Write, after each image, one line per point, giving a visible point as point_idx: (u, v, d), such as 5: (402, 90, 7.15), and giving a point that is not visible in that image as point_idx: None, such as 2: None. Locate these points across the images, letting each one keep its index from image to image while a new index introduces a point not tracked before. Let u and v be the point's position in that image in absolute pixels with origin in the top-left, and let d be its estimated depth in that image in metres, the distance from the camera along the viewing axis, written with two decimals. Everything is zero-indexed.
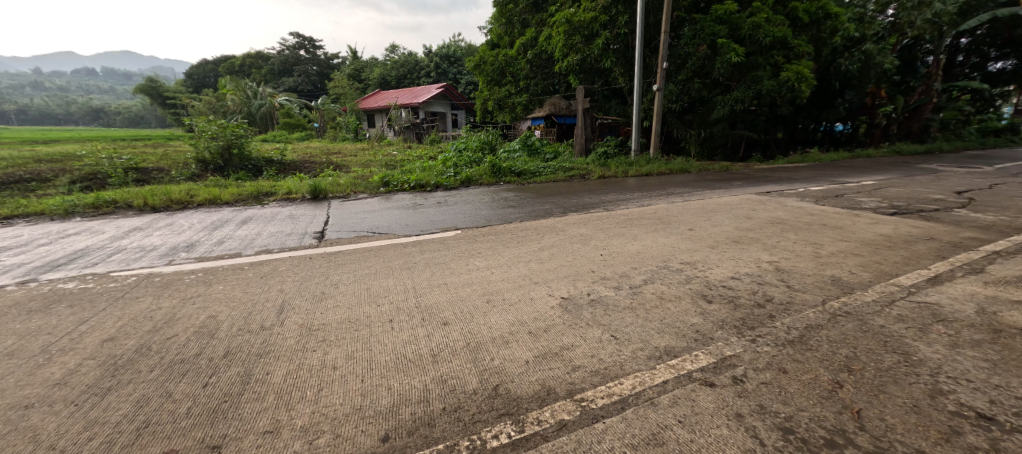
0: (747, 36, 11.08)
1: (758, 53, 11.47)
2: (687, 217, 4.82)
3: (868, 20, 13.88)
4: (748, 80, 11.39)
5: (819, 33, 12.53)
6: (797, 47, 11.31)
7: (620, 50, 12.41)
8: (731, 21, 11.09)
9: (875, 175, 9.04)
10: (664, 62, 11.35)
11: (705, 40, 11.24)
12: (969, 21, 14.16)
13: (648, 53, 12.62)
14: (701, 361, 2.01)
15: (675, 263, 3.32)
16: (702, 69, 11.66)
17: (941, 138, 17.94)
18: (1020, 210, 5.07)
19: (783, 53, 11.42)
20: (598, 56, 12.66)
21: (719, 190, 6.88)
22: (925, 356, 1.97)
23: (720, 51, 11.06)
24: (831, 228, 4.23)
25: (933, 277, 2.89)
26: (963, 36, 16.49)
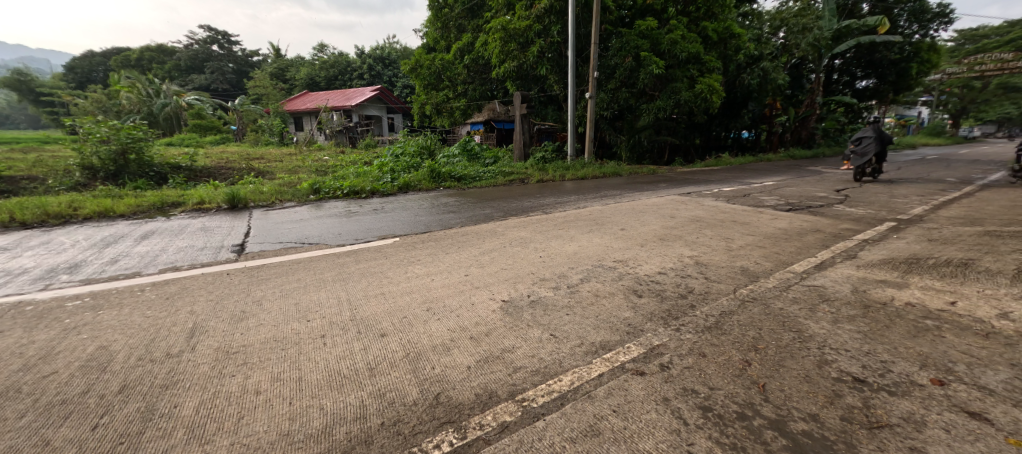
0: (666, 50, 12.08)
1: (676, 66, 12.45)
2: (620, 218, 5.12)
3: (764, 40, 15.77)
4: (669, 91, 12.34)
5: (726, 51, 14.01)
6: (708, 62, 12.48)
7: (554, 58, 12.90)
8: (652, 36, 12.08)
9: (776, 176, 10.29)
10: (594, 71, 11.98)
11: (630, 53, 12.10)
12: (840, 45, 16.62)
13: (579, 62, 13.29)
14: (633, 353, 2.14)
15: (609, 261, 3.51)
16: (629, 79, 12.47)
17: (823, 144, 21.02)
18: (881, 204, 6.09)
19: (698, 67, 12.57)
20: (533, 64, 13.00)
21: (647, 192, 7.38)
22: (814, 332, 2.28)
23: (643, 63, 11.92)
24: (740, 224, 4.74)
25: (819, 264, 3.37)
26: (837, 58, 19.42)
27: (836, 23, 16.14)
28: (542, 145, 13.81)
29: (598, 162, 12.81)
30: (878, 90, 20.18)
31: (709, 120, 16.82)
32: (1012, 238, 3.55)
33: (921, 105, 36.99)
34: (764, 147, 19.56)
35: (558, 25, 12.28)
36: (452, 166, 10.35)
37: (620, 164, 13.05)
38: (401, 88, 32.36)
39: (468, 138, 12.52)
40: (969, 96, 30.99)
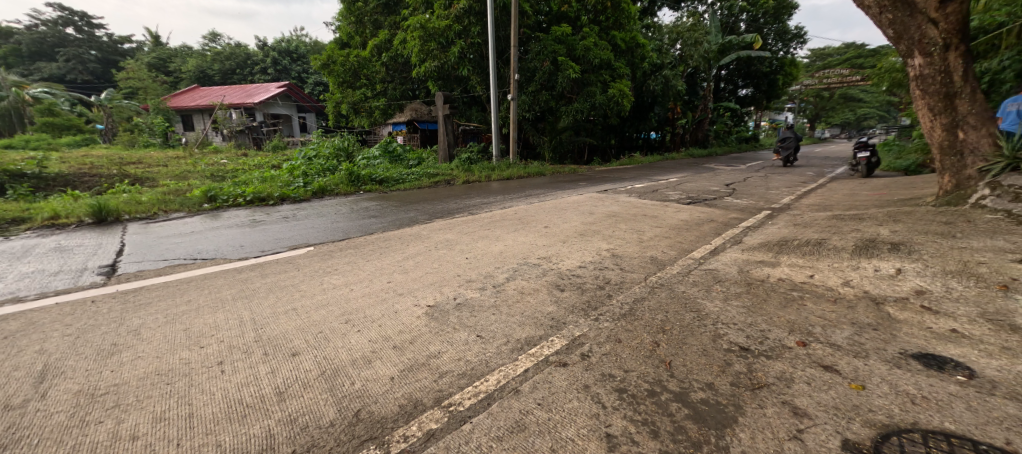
0: (581, 56, 12.79)
1: (591, 71, 13.21)
2: (543, 216, 5.30)
3: (664, 51, 17.46)
4: (585, 95, 13.06)
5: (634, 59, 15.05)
6: (618, 69, 13.49)
7: (476, 60, 12.94)
8: (568, 42, 12.71)
9: (679, 173, 11.47)
10: (515, 74, 12.27)
11: (548, 57, 12.60)
12: (725, 58, 19.00)
13: (501, 64, 13.53)
14: (556, 346, 2.23)
15: (534, 258, 3.61)
16: (548, 82, 12.98)
17: (715, 144, 23.96)
18: (760, 195, 7.12)
19: (610, 72, 13.51)
20: (455, 64, 12.87)
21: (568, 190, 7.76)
22: (709, 310, 2.58)
23: (561, 67, 12.51)
24: (649, 217, 5.20)
25: (714, 249, 3.82)
26: (723, 69, 22.17)
27: (720, 39, 18.43)
28: (467, 146, 13.77)
29: (523, 162, 13.13)
30: (754, 98, 23.58)
31: (622, 123, 18.10)
32: (850, 220, 4.38)
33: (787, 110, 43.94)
34: (668, 147, 21.71)
35: (478, 26, 12.31)
36: (372, 168, 9.85)
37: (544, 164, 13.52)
38: (312, 85, 30.02)
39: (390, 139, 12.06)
40: (820, 104, 37.53)
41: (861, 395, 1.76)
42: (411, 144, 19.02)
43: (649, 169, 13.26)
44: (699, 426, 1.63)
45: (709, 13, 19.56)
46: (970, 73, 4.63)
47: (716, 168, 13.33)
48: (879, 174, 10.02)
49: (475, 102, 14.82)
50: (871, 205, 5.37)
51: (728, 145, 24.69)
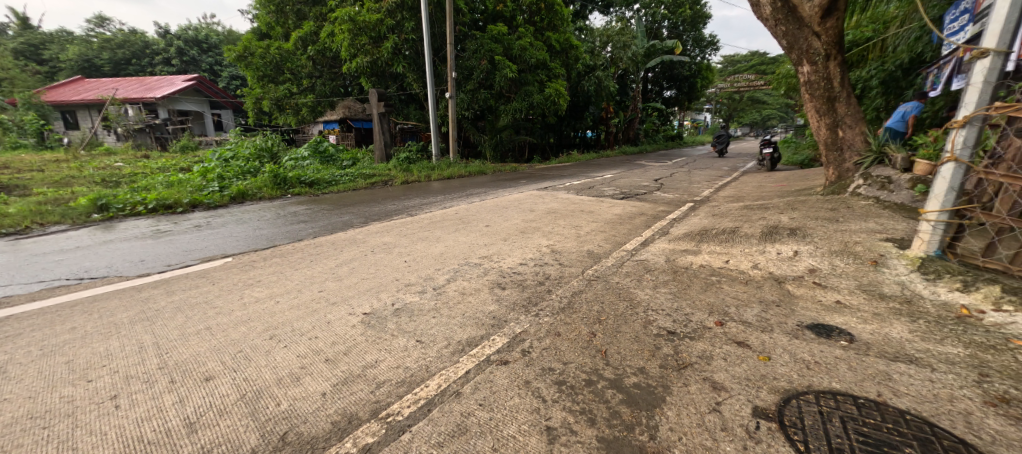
0: (518, 55, 12.93)
1: (528, 70, 13.41)
2: (485, 215, 5.30)
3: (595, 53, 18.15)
4: (523, 94, 13.25)
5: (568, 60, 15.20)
6: (554, 69, 13.82)
7: (411, 56, 12.56)
8: (504, 41, 12.80)
9: (613, 169, 12.09)
10: (452, 72, 12.13)
11: (485, 56, 12.60)
12: (650, 61, 20.31)
13: (438, 61, 13.28)
14: (497, 344, 2.23)
15: (475, 258, 3.60)
16: (486, 81, 13.00)
17: (645, 142, 25.61)
18: (684, 189, 7.73)
19: (546, 72, 13.79)
20: (388, 60, 12.37)
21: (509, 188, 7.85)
22: (641, 298, 2.75)
23: (498, 66, 12.59)
24: (586, 212, 5.42)
25: (644, 241, 4.07)
26: (649, 72, 23.69)
27: (646, 43, 19.61)
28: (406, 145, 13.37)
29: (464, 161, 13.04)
30: (676, 99, 25.54)
31: (559, 121, 18.59)
32: (758, 209, 4.90)
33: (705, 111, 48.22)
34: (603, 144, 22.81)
35: (412, 21, 11.93)
36: (300, 170, 9.19)
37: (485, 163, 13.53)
38: (228, 79, 27.24)
39: (320, 139, 11.34)
40: (733, 105, 41.61)
41: (767, 365, 1.98)
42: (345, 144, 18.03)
43: (586, 166, 13.83)
44: (632, 409, 1.73)
45: (635, 18, 20.75)
46: (844, 80, 5.39)
47: (647, 164, 14.24)
48: (780, 168, 11.37)
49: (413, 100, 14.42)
50: (774, 195, 6.07)
51: (656, 143, 26.52)
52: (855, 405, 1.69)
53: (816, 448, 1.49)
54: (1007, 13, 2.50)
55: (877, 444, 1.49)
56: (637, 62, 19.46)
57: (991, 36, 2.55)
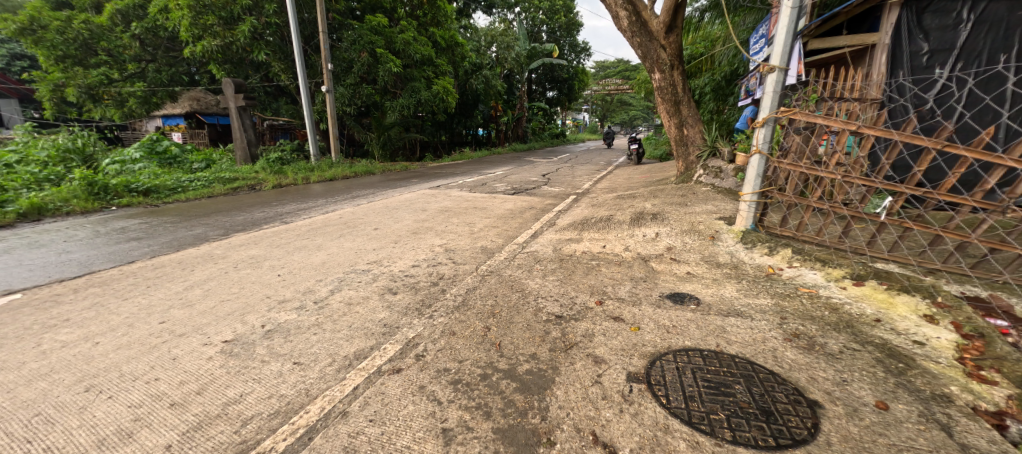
0: (401, 49, 12.40)
1: (413, 66, 12.98)
2: (373, 218, 4.99)
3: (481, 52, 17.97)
4: (409, 90, 12.82)
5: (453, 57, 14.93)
6: (440, 66, 13.54)
7: (276, 43, 11.16)
8: (385, 34, 12.12)
9: (506, 166, 12.52)
10: (328, 64, 11.13)
11: (365, 48, 11.83)
12: (533, 63, 21.49)
13: (310, 51, 12.01)
14: (388, 353, 2.11)
15: (362, 264, 3.36)
16: (368, 74, 12.27)
17: (533, 139, 27.10)
18: (569, 182, 8.39)
19: (433, 68, 13.47)
20: (247, 45, 10.75)
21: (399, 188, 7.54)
22: (532, 287, 2.89)
23: (380, 60, 11.93)
24: (479, 209, 5.50)
25: (533, 233, 4.29)
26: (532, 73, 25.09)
27: (527, 46, 20.66)
28: (278, 144, 11.84)
29: (348, 161, 12.11)
30: (557, 100, 27.57)
31: (450, 119, 18.43)
32: (628, 198, 5.57)
33: (583, 112, 53.04)
34: (494, 142, 23.49)
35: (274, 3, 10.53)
36: (129, 176, 7.43)
37: (373, 162, 12.78)
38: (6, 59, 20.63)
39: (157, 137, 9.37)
40: (606, 106, 46.58)
41: (637, 334, 2.26)
42: (196, 143, 15.16)
43: (481, 163, 14.05)
44: (526, 396, 1.80)
45: (516, 21, 21.68)
46: (685, 87, 6.41)
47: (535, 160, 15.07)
48: (644, 161, 13.14)
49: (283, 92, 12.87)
50: (640, 186, 6.96)
51: (543, 140, 28.30)
52: (702, 356, 2.04)
53: (676, 399, 1.76)
54: (785, 39, 3.25)
55: (717, 387, 1.83)
56: (521, 63, 20.38)
57: (776, 56, 3.28)
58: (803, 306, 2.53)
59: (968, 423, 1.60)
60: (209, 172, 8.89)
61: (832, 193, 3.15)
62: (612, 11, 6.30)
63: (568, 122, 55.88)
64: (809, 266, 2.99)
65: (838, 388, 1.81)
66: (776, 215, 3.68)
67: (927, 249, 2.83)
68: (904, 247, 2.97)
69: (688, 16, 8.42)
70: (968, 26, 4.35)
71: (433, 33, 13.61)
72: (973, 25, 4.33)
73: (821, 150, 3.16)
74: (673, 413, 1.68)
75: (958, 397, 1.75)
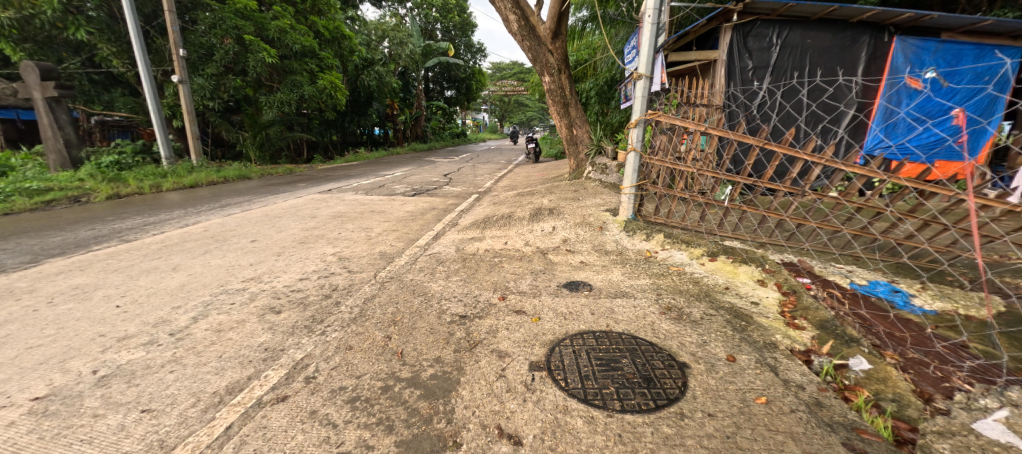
0: (276, 38, 11.02)
1: (292, 57, 11.73)
2: (249, 228, 4.38)
3: (373, 46, 16.93)
4: (289, 84, 11.61)
5: (340, 50, 13.80)
6: (325, 59, 12.45)
7: (104, 20, 9.26)
8: (254, 19, 10.55)
9: (406, 167, 12.08)
10: (181, 50, 9.44)
11: (229, 33, 10.27)
12: (428, 61, 21.05)
13: (154, 33, 10.02)
14: (272, 380, 1.87)
15: (236, 283, 2.92)
16: (235, 64, 10.78)
17: (433, 139, 26.61)
18: (470, 182, 8.44)
19: (316, 61, 12.31)
20: (57, 20, 8.51)
21: (282, 194, 6.74)
22: (435, 290, 2.83)
23: (250, 48, 10.47)
24: (376, 212, 5.21)
25: (436, 235, 4.20)
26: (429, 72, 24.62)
27: (421, 43, 20.18)
28: (114, 145, 9.63)
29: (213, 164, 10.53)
30: (455, 99, 27.52)
31: (341, 117, 17.00)
32: (527, 195, 5.82)
33: (483, 112, 53.71)
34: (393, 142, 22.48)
35: None
36: None
37: (249, 165, 11.22)
38: None
39: None
40: (504, 107, 47.92)
41: (537, 324, 2.38)
42: None
43: (379, 164, 13.32)
44: (430, 401, 1.76)
45: (408, 17, 21.00)
46: (572, 90, 6.93)
47: (436, 160, 14.97)
48: (542, 160, 13.89)
49: (118, 81, 10.47)
50: (538, 183, 7.33)
51: (444, 140, 27.99)
52: (594, 337, 2.23)
53: (573, 380, 1.89)
54: (647, 50, 3.72)
55: (608, 363, 2.01)
56: (416, 61, 19.80)
57: (642, 65, 3.74)
58: (673, 282, 2.94)
59: (788, 362, 2.03)
60: (7, 181, 6.85)
61: (690, 184, 3.71)
62: (502, 14, 6.48)
63: (469, 122, 56.03)
64: (677, 248, 3.48)
65: (700, 348, 2.15)
66: (651, 204, 4.21)
67: (756, 226, 3.52)
68: (742, 226, 3.65)
69: (572, 25, 9.11)
70: (777, 48, 5.53)
71: (315, 22, 12.17)
72: (780, 48, 5.53)
73: (681, 147, 3.67)
74: (571, 393, 1.80)
75: (781, 343, 2.20)
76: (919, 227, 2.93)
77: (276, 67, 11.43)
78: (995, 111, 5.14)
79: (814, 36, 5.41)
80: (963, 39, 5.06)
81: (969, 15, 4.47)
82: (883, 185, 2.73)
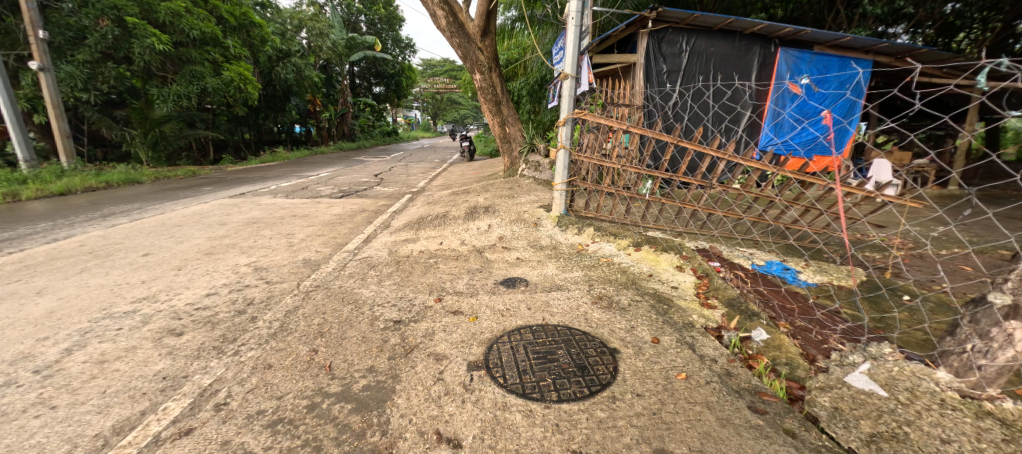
0: (167, 23, 9.60)
1: (190, 44, 10.33)
2: (141, 241, 3.80)
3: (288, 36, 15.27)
4: (185, 74, 10.24)
5: (250, 39, 12.48)
6: (232, 48, 11.16)
7: None
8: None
9: (333, 167, 11.34)
10: (41, 31, 7.92)
11: (106, 14, 8.80)
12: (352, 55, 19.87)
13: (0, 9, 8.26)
14: (172, 412, 1.64)
15: (123, 305, 2.52)
16: (116, 50, 9.27)
17: (363, 137, 25.27)
18: (403, 182, 8.16)
19: (220, 51, 11.02)
20: None
21: (183, 200, 5.95)
22: (366, 297, 2.69)
23: (135, 32, 9.06)
24: (299, 217, 4.82)
25: (366, 238, 4.00)
26: (354, 66, 23.31)
27: (344, 35, 19.02)
28: None
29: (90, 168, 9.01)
30: (385, 96, 26.37)
31: (255, 113, 15.44)
32: (463, 194, 5.76)
33: (415, 109, 52.06)
34: (317, 141, 20.97)
35: None
36: None
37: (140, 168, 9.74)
38: None
39: None
40: (438, 105, 46.91)
41: (474, 323, 2.37)
42: None
43: (300, 165, 12.30)
44: (362, 415, 1.66)
45: (328, 6, 19.67)
46: (503, 88, 6.99)
47: (366, 160, 14.00)
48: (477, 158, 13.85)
49: None
50: (473, 181, 7.30)
51: (374, 139, 26.69)
52: (531, 332, 2.28)
53: (512, 376, 1.91)
54: (572, 51, 3.85)
55: (545, 356, 2.06)
56: (338, 54, 18.61)
57: (568, 65, 3.88)
58: (603, 272, 3.10)
59: (703, 339, 2.25)
60: None
61: (616, 179, 3.94)
62: (429, 9, 6.33)
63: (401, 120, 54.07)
64: (607, 240, 3.68)
65: (628, 333, 2.29)
66: (581, 200, 4.40)
67: (674, 217, 3.85)
68: (662, 217, 3.96)
69: (502, 24, 9.20)
70: (687, 54, 6.07)
71: (217, 7, 10.75)
72: (689, 54, 6.08)
73: (606, 144, 3.88)
74: (509, 389, 1.82)
75: (697, 322, 2.43)
76: (801, 212, 3.41)
77: (169, 55, 9.95)
78: (854, 114, 6.16)
79: (716, 44, 6.04)
80: (830, 52, 5.97)
81: (832, 32, 5.29)
82: (773, 178, 3.12)
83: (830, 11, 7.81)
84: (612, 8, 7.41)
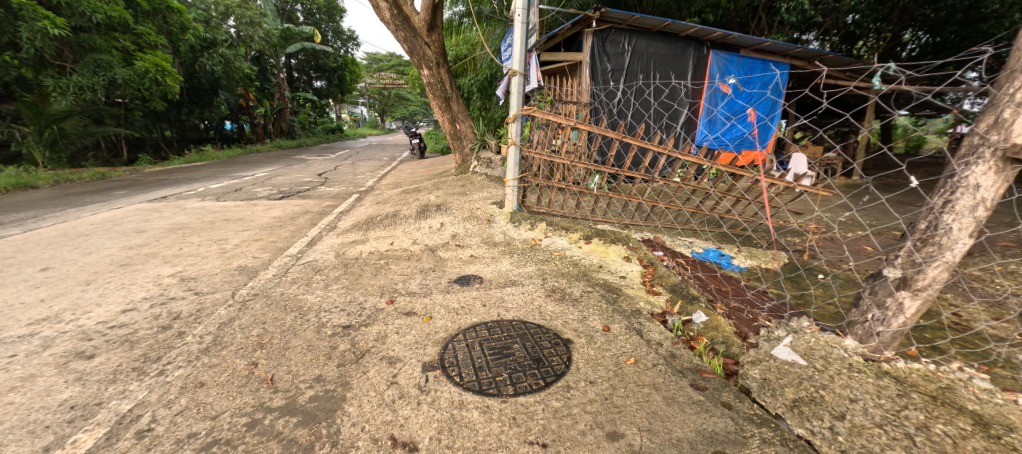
0: (61, 5, 8.33)
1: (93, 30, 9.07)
2: (38, 254, 3.32)
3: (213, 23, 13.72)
4: (88, 64, 9.01)
5: (167, 26, 11.21)
6: (146, 36, 9.93)
7: None
8: None
9: (272, 166, 10.58)
10: None
11: None
12: (289, 47, 18.56)
13: None
14: (85, 444, 1.46)
15: (17, 328, 2.19)
16: None
17: (303, 135, 23.73)
18: (349, 181, 7.79)
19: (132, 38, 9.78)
20: None
21: (90, 206, 5.27)
22: (311, 303, 2.54)
23: (20, 14, 7.81)
24: (232, 221, 4.44)
25: (310, 241, 3.78)
26: (292, 58, 21.77)
27: (279, 25, 17.68)
28: None
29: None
30: (327, 91, 24.92)
31: (177, 108, 13.99)
32: (413, 192, 5.61)
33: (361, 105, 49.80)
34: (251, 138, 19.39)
35: None
36: None
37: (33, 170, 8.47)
38: None
39: None
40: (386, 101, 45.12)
41: (428, 323, 2.33)
42: None
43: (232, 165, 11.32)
44: (310, 427, 1.58)
45: None
46: (452, 84, 6.88)
47: (308, 160, 12.74)
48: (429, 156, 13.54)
49: None
50: (423, 179, 7.13)
51: (316, 136, 25.15)
52: (486, 328, 2.28)
53: (468, 374, 1.90)
54: (519, 48, 3.87)
55: (500, 351, 2.08)
56: (272, 44, 17.28)
57: (515, 62, 3.90)
58: (555, 266, 3.18)
59: (649, 324, 2.38)
60: None
61: (566, 175, 4.03)
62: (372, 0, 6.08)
63: (346, 115, 51.42)
64: (559, 234, 3.76)
65: (581, 323, 2.37)
66: (533, 195, 4.46)
67: (621, 210, 4.02)
68: (610, 210, 4.12)
69: (449, 19, 9.05)
70: (629, 54, 6.35)
71: None
72: (631, 54, 6.35)
73: (555, 141, 3.96)
74: (465, 387, 1.81)
75: (644, 309, 2.56)
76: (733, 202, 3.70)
77: (66, 42, 8.64)
78: (775, 112, 6.78)
79: (655, 45, 6.35)
80: (754, 55, 6.52)
81: (755, 37, 5.78)
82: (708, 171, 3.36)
83: (754, 18, 8.51)
84: (559, 6, 7.55)
